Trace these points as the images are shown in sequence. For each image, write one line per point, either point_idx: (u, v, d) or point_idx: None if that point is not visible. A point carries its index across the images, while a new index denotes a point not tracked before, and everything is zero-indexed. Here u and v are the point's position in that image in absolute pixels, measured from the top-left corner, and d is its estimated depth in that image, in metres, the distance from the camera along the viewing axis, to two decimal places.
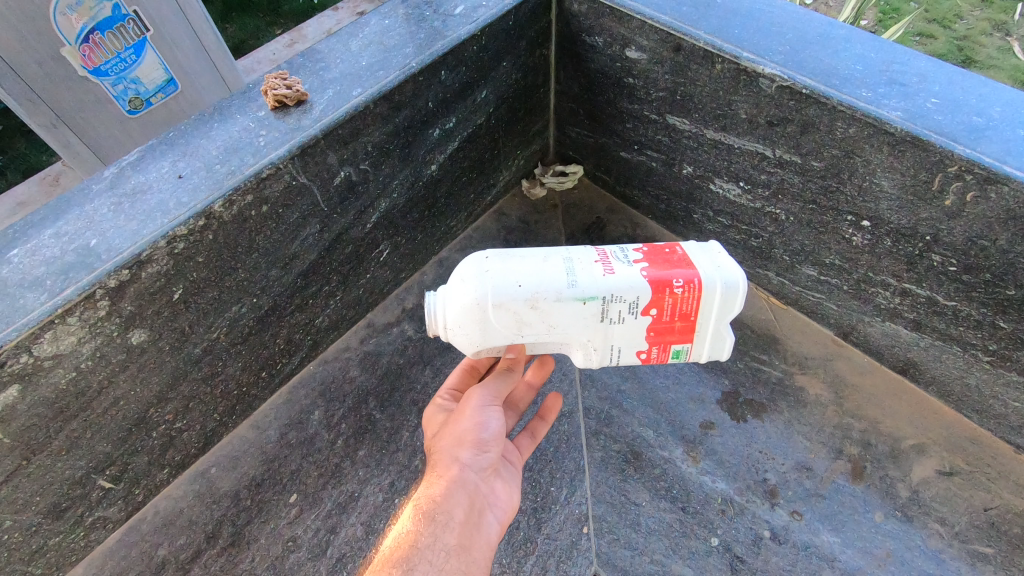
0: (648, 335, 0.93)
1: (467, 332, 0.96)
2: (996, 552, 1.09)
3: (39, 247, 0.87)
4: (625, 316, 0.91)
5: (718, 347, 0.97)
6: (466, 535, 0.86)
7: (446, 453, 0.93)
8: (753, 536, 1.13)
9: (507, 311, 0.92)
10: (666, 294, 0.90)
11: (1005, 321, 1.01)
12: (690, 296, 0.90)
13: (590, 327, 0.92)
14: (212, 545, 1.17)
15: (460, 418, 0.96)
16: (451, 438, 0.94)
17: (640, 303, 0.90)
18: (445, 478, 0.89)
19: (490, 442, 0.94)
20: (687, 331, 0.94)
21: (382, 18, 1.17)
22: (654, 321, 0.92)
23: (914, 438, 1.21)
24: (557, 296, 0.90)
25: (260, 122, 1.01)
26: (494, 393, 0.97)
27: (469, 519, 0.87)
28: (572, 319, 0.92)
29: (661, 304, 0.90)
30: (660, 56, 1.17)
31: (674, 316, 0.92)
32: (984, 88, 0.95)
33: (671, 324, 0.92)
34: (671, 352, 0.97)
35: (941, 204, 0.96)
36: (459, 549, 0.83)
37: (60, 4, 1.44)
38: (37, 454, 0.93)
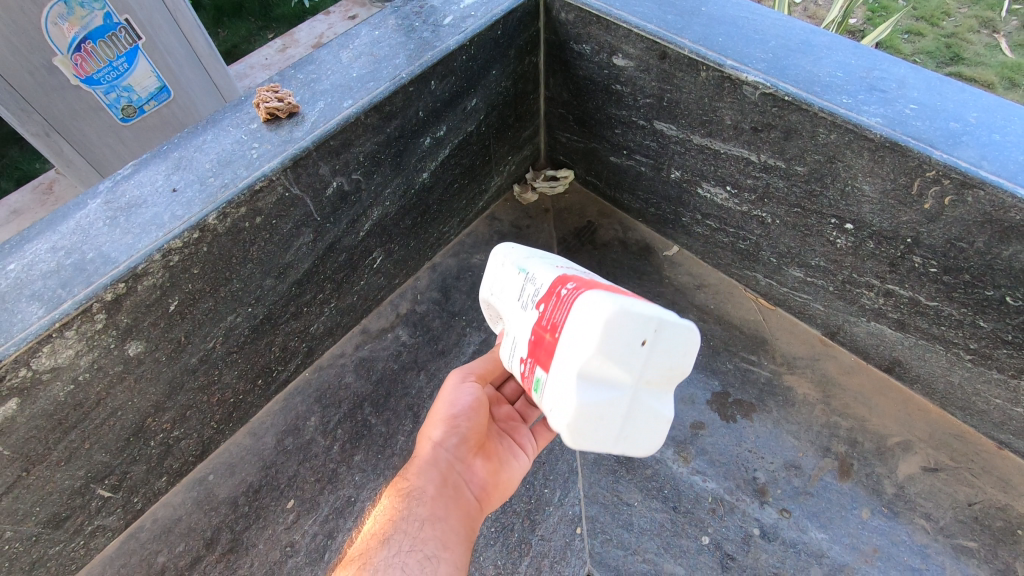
0: (527, 339, 0.78)
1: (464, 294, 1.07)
2: (980, 546, 1.11)
3: (35, 262, 0.89)
4: (525, 303, 0.82)
5: (571, 407, 0.69)
6: (439, 506, 0.93)
7: (425, 435, 1.02)
8: (743, 534, 1.15)
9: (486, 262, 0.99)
10: (553, 294, 0.75)
11: (985, 321, 1.03)
12: (566, 303, 0.72)
13: (504, 303, 0.88)
14: (211, 552, 1.18)
15: (438, 401, 1.04)
16: (430, 421, 1.02)
17: (538, 292, 0.79)
18: (419, 458, 0.98)
19: (462, 418, 1.00)
20: (549, 353, 0.73)
21: (372, 30, 1.18)
22: (536, 320, 0.77)
23: (899, 435, 1.24)
24: (505, 260, 0.90)
25: (252, 134, 1.02)
26: (465, 373, 1.04)
27: (441, 491, 0.95)
28: (504, 288, 0.89)
29: (548, 300, 0.76)
30: (646, 64, 1.19)
31: (546, 324, 0.74)
32: (961, 94, 0.98)
33: (541, 334, 0.75)
34: (535, 380, 0.76)
35: (920, 208, 0.99)
36: (431, 518, 0.91)
37: (52, 14, 1.45)
38: (37, 465, 0.95)
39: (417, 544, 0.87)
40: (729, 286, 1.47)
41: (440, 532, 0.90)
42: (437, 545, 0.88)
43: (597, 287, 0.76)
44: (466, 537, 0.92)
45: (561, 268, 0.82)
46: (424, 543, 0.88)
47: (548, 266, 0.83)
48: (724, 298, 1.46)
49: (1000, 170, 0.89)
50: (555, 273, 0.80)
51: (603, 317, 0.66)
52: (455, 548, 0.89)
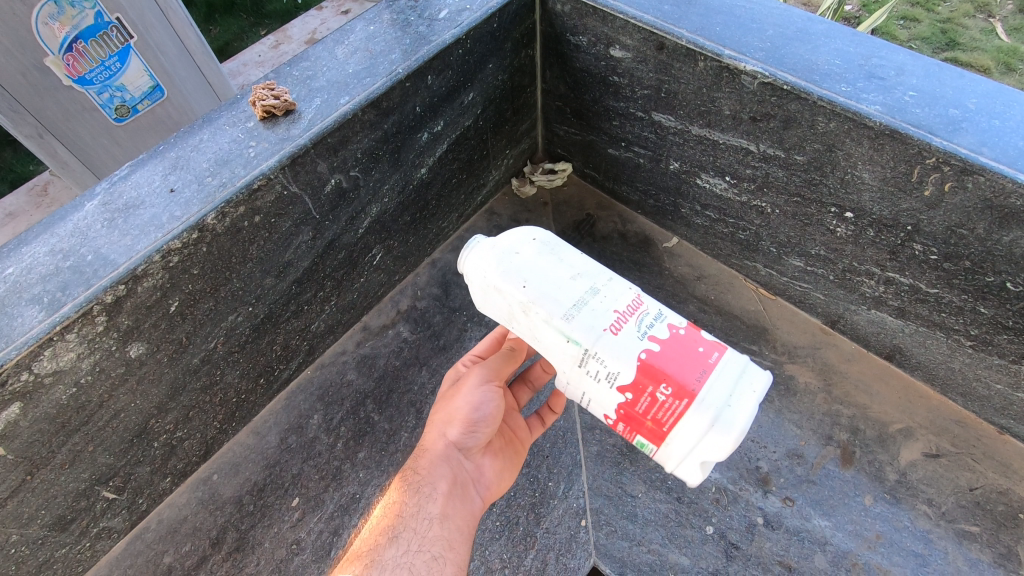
0: (617, 412, 0.83)
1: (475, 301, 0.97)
2: (982, 530, 1.12)
3: (33, 265, 0.88)
4: (599, 377, 0.81)
5: (685, 475, 0.85)
6: (450, 505, 0.94)
7: (438, 430, 1.01)
8: (747, 522, 1.16)
9: (504, 297, 0.90)
10: (649, 389, 0.78)
11: (986, 307, 1.04)
12: (671, 408, 0.78)
13: (564, 364, 0.85)
14: (217, 551, 1.19)
15: (454, 396, 1.03)
16: (444, 415, 1.01)
17: (616, 380, 0.80)
18: (431, 453, 0.97)
19: (480, 422, 1.00)
20: (656, 437, 0.81)
21: (367, 25, 1.17)
22: (626, 405, 0.80)
23: (901, 422, 1.24)
24: (547, 320, 0.84)
25: (249, 133, 1.02)
26: (487, 373, 1.03)
27: (452, 491, 0.96)
28: (550, 348, 0.86)
29: (636, 397, 0.79)
30: (643, 55, 1.18)
31: (647, 414, 0.80)
32: (960, 80, 0.98)
33: (642, 420, 0.81)
34: (635, 443, 0.85)
35: (920, 195, 0.99)
36: (442, 518, 0.92)
37: (42, 14, 1.43)
38: (41, 469, 0.94)
39: (428, 545, 0.87)
40: (729, 276, 1.47)
41: (449, 533, 0.91)
42: (447, 547, 0.89)
43: (674, 363, 0.78)
44: (471, 538, 0.94)
45: (613, 320, 0.81)
46: (435, 544, 0.88)
47: (603, 327, 0.81)
48: (725, 289, 1.46)
49: (1000, 156, 0.88)
50: (621, 342, 0.79)
51: (729, 434, 0.78)
52: (462, 549, 0.90)
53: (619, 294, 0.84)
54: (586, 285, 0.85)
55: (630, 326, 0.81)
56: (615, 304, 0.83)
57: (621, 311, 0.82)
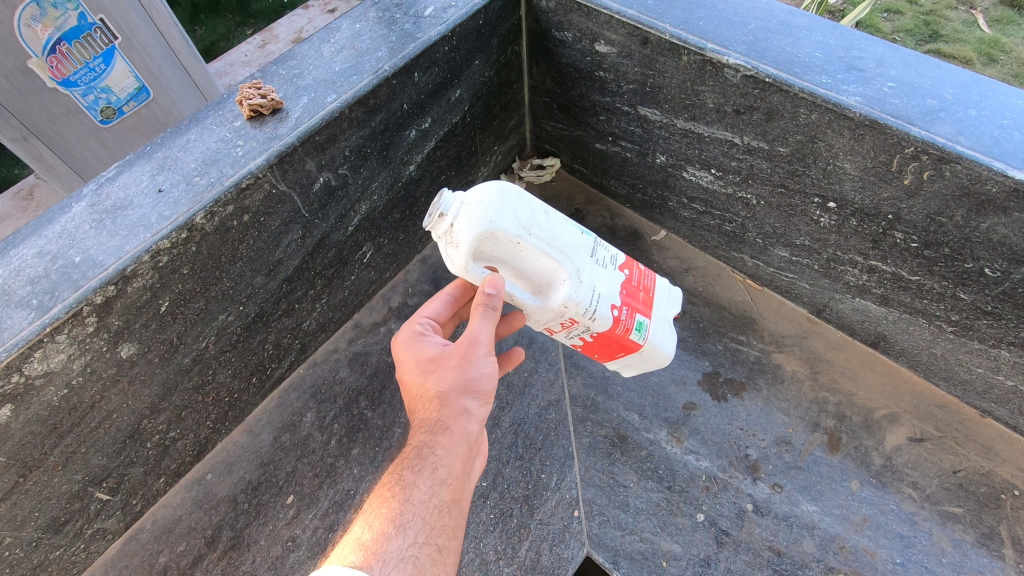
0: (623, 293, 1.04)
1: (486, 208, 0.90)
2: (965, 512, 1.14)
3: (21, 268, 0.88)
4: (606, 263, 1.03)
5: (662, 343, 1.14)
6: (462, 485, 0.89)
7: (450, 403, 0.91)
8: (737, 509, 1.18)
9: (523, 203, 0.95)
10: (634, 264, 1.10)
11: (966, 293, 1.06)
12: (647, 274, 1.12)
13: (583, 255, 0.99)
14: (213, 550, 1.19)
15: (463, 363, 0.93)
16: (456, 385, 0.92)
17: (617, 259, 1.06)
18: (451, 431, 0.88)
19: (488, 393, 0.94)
20: (646, 305, 1.09)
21: (353, 23, 1.18)
22: (628, 280, 1.06)
23: (886, 408, 1.26)
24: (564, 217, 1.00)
25: (236, 132, 1.02)
26: (491, 338, 0.94)
27: (465, 470, 0.90)
28: (569, 237, 0.98)
29: (630, 266, 1.09)
30: (628, 50, 1.19)
31: (639, 286, 1.08)
32: (937, 71, 1.00)
33: (638, 292, 1.08)
34: (636, 324, 1.07)
35: (900, 184, 1.01)
36: (457, 502, 0.87)
37: (24, 16, 1.42)
38: (33, 471, 0.95)
39: (437, 536, 0.82)
40: (717, 268, 1.49)
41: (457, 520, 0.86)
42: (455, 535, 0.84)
43: None
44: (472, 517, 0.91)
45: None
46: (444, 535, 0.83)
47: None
48: (713, 280, 1.47)
49: (976, 144, 0.90)
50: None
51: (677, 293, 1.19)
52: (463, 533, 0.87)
53: None
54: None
55: None
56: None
57: None
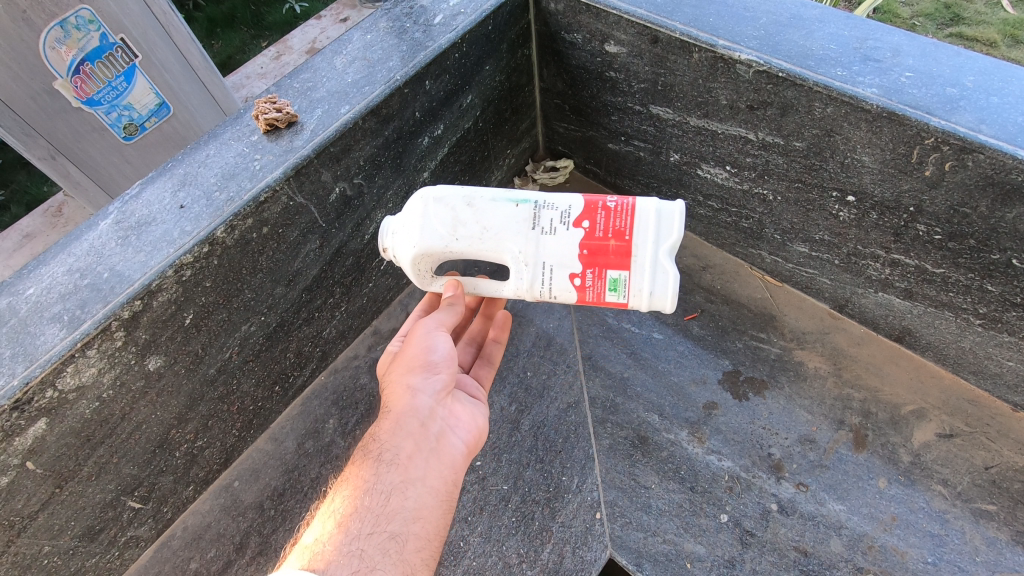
0: (582, 254, 0.91)
1: (407, 232, 0.98)
2: (999, 509, 1.12)
3: (52, 286, 0.91)
4: (556, 226, 0.92)
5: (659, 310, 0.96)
6: (417, 464, 0.91)
7: (396, 386, 0.97)
8: (761, 509, 1.16)
9: (442, 208, 0.96)
10: (599, 209, 0.91)
11: (993, 285, 1.03)
12: (623, 212, 0.91)
13: (522, 235, 0.93)
14: (242, 556, 1.21)
15: (409, 346, 1.01)
16: (403, 365, 0.99)
17: (572, 214, 0.92)
18: (396, 412, 0.93)
19: (435, 362, 0.99)
20: (622, 253, 0.90)
21: (365, 34, 1.20)
22: (583, 236, 0.91)
23: (913, 404, 1.24)
24: (493, 198, 0.94)
25: (253, 147, 1.04)
26: (437, 324, 1.02)
27: (417, 449, 0.92)
28: (504, 224, 0.93)
29: (596, 219, 0.91)
30: (638, 49, 1.19)
31: (607, 233, 0.90)
32: (957, 58, 0.97)
33: (604, 241, 0.90)
34: (610, 281, 0.92)
35: (922, 175, 0.98)
36: (406, 481, 0.89)
37: (49, 38, 1.47)
38: (69, 481, 0.98)
39: (390, 522, 0.84)
40: (735, 265, 1.47)
41: (420, 499, 0.88)
42: (418, 517, 0.87)
43: None
44: (449, 498, 0.92)
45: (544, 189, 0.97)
46: (400, 517, 0.85)
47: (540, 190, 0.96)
48: (731, 278, 1.46)
49: (999, 133, 0.88)
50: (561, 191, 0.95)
51: None
52: (443, 518, 0.90)
53: None
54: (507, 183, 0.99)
55: None
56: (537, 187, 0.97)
57: None
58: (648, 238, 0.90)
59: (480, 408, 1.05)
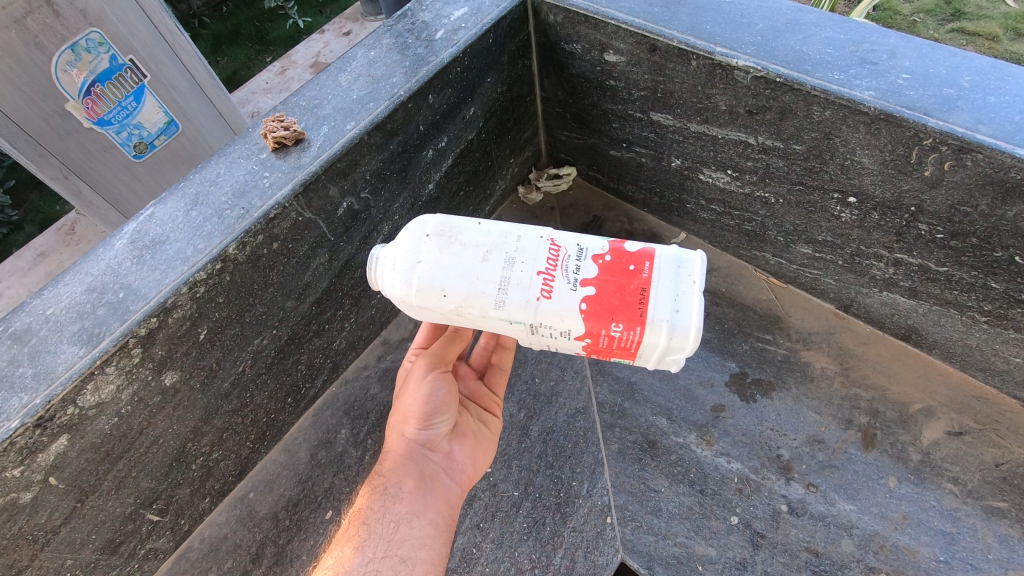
0: (585, 352, 0.89)
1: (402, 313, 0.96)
2: (1010, 506, 1.12)
3: (70, 304, 0.94)
4: (556, 338, 0.86)
5: None
6: (419, 498, 0.97)
7: (394, 430, 1.03)
8: (771, 510, 1.17)
9: (433, 310, 0.90)
10: (602, 332, 0.83)
11: (997, 282, 1.04)
12: (629, 339, 0.82)
13: (520, 335, 0.89)
14: (258, 566, 1.23)
15: (406, 389, 1.05)
16: (401, 410, 1.03)
17: (572, 332, 0.85)
18: (394, 454, 0.99)
19: (433, 405, 1.02)
20: (627, 360, 0.87)
21: (368, 50, 1.22)
22: (587, 347, 0.86)
23: (921, 402, 1.24)
24: (484, 313, 0.86)
25: (262, 164, 1.07)
26: (434, 365, 1.05)
27: (418, 486, 0.98)
28: (501, 329, 0.89)
29: (599, 337, 0.84)
30: (637, 58, 1.21)
31: (612, 349, 0.85)
32: (953, 59, 0.99)
33: (609, 352, 0.86)
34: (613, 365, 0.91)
35: (921, 175, 0.99)
36: (409, 514, 0.95)
37: (61, 61, 1.51)
38: (90, 496, 1.00)
39: (399, 547, 0.91)
40: (739, 267, 1.48)
41: (423, 530, 0.95)
42: (423, 545, 0.93)
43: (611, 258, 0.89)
44: (449, 525, 0.99)
45: (539, 286, 0.84)
46: (407, 544, 0.92)
47: (534, 295, 0.84)
48: (736, 280, 1.47)
49: (997, 132, 0.89)
50: (557, 305, 0.83)
51: None
52: (446, 544, 0.96)
53: (534, 257, 0.86)
54: (496, 270, 0.86)
55: (559, 285, 0.84)
56: (530, 290, 0.84)
57: (543, 275, 0.85)
58: (652, 355, 0.84)
59: (478, 437, 1.10)
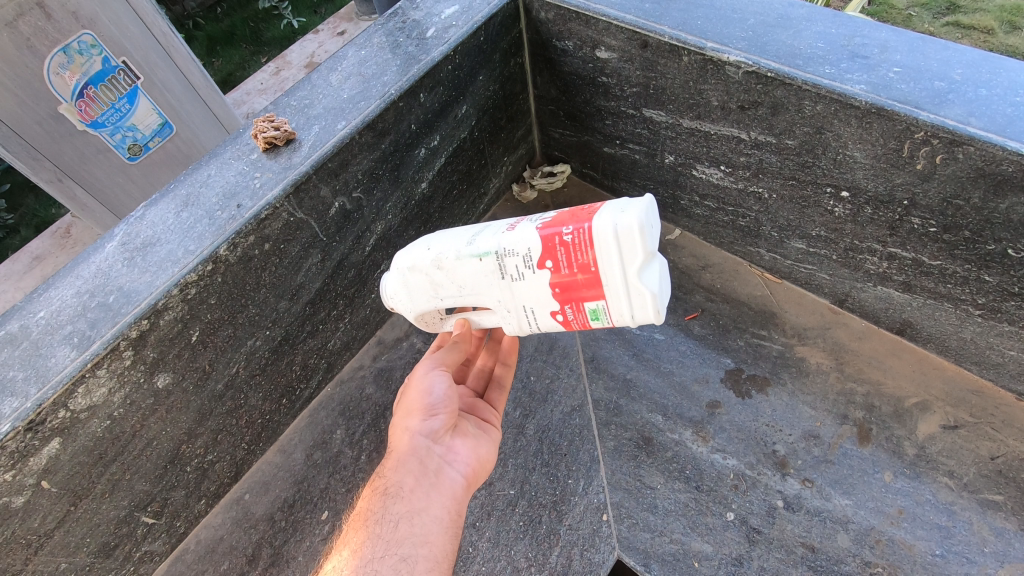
0: (555, 293, 0.89)
1: (399, 299, 1.05)
2: (1006, 499, 1.11)
3: (62, 308, 0.93)
4: (522, 270, 0.90)
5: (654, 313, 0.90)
6: (420, 497, 0.95)
7: (399, 426, 1.02)
8: (767, 506, 1.17)
9: (420, 272, 1.00)
10: (557, 244, 0.86)
11: (990, 275, 1.04)
12: (581, 241, 0.85)
13: (495, 285, 0.93)
14: (254, 568, 1.23)
15: (409, 388, 1.04)
16: (404, 408, 1.03)
17: (533, 258, 0.88)
18: (397, 451, 0.98)
19: (436, 403, 1.01)
20: (593, 284, 0.86)
21: (359, 49, 1.22)
22: (553, 275, 0.87)
23: (916, 396, 1.24)
24: (457, 254, 0.95)
25: (253, 165, 1.06)
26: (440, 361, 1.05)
27: (421, 484, 0.96)
28: (474, 277, 0.94)
29: (556, 255, 0.86)
30: (629, 54, 1.20)
31: (572, 268, 0.86)
32: (944, 52, 0.98)
33: (573, 277, 0.86)
34: (589, 312, 0.89)
35: (913, 169, 0.99)
36: (411, 513, 0.93)
37: (53, 64, 1.50)
38: (83, 499, 1.00)
39: (400, 547, 0.89)
40: (734, 263, 1.48)
41: (425, 528, 0.93)
42: (426, 544, 0.91)
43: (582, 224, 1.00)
44: (453, 522, 0.97)
45: (505, 227, 0.93)
46: (409, 543, 0.90)
47: (499, 232, 0.92)
48: (731, 276, 1.47)
49: (988, 125, 0.89)
50: (518, 231, 0.91)
51: None
52: (450, 541, 0.94)
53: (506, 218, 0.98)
54: (473, 228, 0.98)
55: (522, 223, 0.92)
56: (498, 229, 0.93)
57: (510, 222, 0.95)
58: (614, 268, 0.84)
59: (484, 436, 1.08)
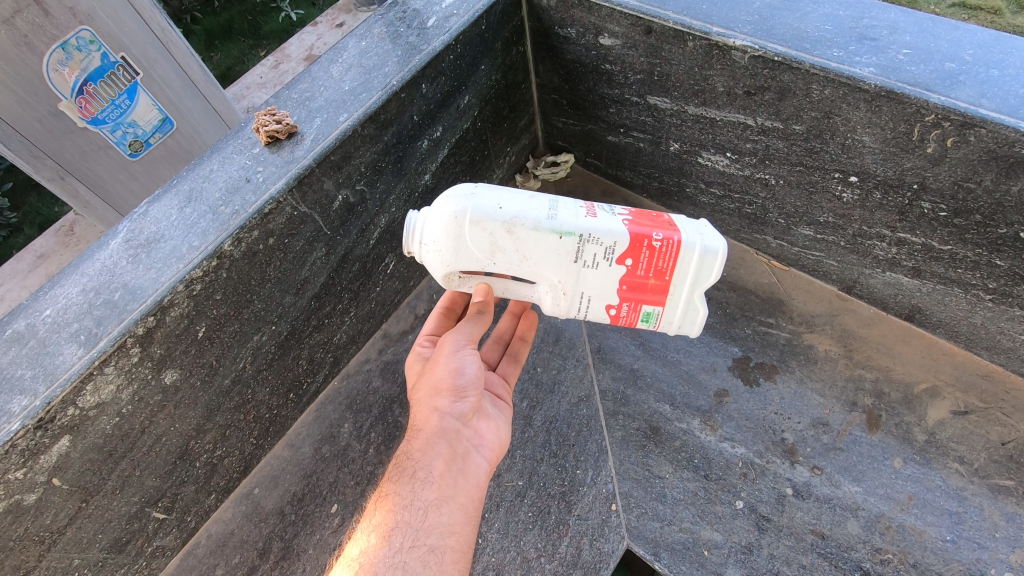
0: (620, 289, 0.93)
1: (441, 250, 0.95)
2: (1017, 484, 1.11)
3: (68, 305, 0.93)
4: (599, 260, 0.91)
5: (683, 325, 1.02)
6: (448, 483, 0.95)
7: (426, 404, 1.00)
8: (776, 495, 1.17)
9: (482, 232, 0.92)
10: (644, 246, 0.90)
11: (1002, 259, 1.03)
12: (668, 251, 0.90)
13: (563, 266, 0.92)
14: (265, 561, 1.24)
15: (436, 365, 1.03)
16: (430, 386, 1.01)
17: (615, 251, 0.90)
18: (426, 432, 0.97)
19: (465, 384, 1.01)
20: (661, 291, 0.93)
21: (360, 40, 1.20)
22: (627, 272, 0.91)
23: (926, 382, 1.23)
24: (535, 227, 0.90)
25: (255, 159, 1.06)
26: (468, 336, 1.04)
27: (449, 469, 0.96)
28: (545, 254, 0.91)
29: (639, 257, 0.90)
30: (632, 40, 1.19)
31: (649, 272, 0.91)
32: (955, 32, 0.96)
33: (645, 281, 0.92)
34: (642, 314, 0.96)
35: (923, 152, 0.98)
36: (441, 499, 0.93)
37: (52, 61, 1.49)
38: (94, 496, 1.00)
39: (429, 536, 0.89)
40: (741, 251, 1.47)
41: (452, 515, 0.93)
42: (452, 532, 0.91)
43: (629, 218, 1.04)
44: (477, 509, 0.98)
45: (584, 211, 0.93)
46: (436, 532, 0.90)
47: (581, 215, 0.92)
48: (737, 264, 1.45)
49: (1001, 106, 0.87)
50: (603, 222, 0.91)
51: None
52: (472, 531, 0.94)
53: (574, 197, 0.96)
54: (545, 200, 0.93)
55: (601, 212, 0.93)
56: (578, 212, 0.92)
57: (586, 207, 0.94)
58: (683, 283, 0.93)
59: (503, 420, 1.10)
